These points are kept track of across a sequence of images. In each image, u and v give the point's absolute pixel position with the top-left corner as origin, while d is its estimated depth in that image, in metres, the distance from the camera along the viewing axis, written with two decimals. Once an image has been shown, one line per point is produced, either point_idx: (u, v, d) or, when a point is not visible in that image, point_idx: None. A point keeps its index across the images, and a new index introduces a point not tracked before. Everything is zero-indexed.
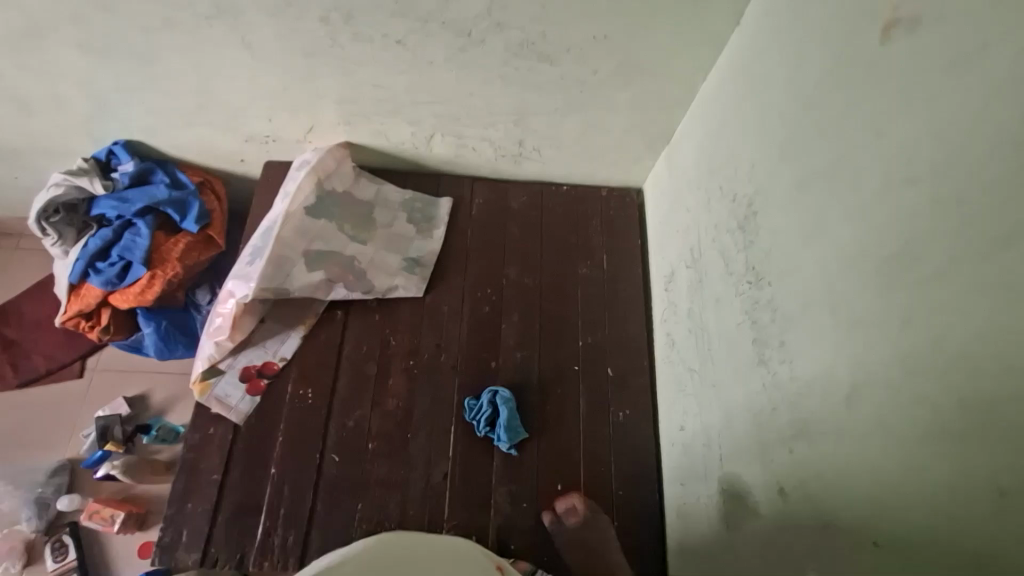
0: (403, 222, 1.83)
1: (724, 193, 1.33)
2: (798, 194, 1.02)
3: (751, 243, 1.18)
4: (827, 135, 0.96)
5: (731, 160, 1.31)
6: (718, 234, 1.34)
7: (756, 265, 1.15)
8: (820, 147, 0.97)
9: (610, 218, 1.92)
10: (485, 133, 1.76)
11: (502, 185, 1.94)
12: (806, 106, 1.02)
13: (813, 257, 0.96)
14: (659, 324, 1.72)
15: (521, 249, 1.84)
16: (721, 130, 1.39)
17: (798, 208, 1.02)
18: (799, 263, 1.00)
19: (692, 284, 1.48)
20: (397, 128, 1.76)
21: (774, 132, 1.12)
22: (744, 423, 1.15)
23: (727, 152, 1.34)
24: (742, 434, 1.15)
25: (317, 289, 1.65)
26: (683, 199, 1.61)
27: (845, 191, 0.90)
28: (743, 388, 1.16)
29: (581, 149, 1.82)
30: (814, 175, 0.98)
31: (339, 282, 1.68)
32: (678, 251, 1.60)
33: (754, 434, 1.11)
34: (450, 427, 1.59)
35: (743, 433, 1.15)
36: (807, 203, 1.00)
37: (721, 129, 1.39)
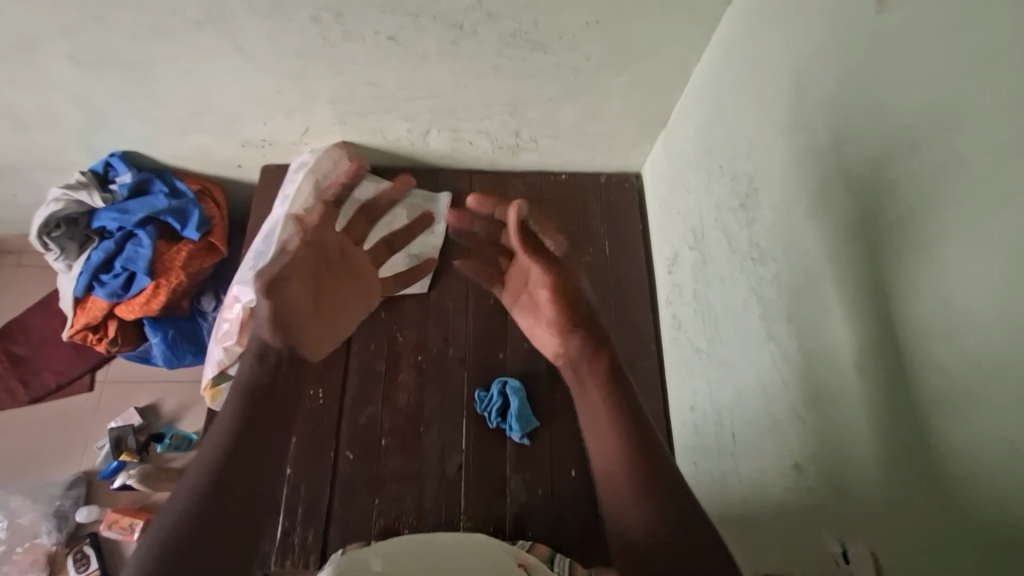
0: (403, 219, 1.83)
1: (723, 172, 1.33)
2: (798, 168, 1.03)
3: (755, 219, 1.17)
4: (826, 106, 0.95)
5: (729, 139, 1.31)
6: (720, 214, 1.34)
7: (760, 242, 1.15)
8: (818, 120, 0.97)
9: (611, 205, 1.92)
10: (481, 125, 1.75)
11: (500, 178, 1.94)
12: (803, 79, 1.02)
13: (814, 229, 0.96)
14: (665, 307, 1.72)
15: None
16: (718, 112, 1.39)
17: (800, 182, 1.02)
18: (804, 238, 1.00)
19: (696, 265, 1.49)
20: (393, 126, 1.76)
21: (774, 107, 1.12)
22: (755, 398, 1.15)
23: (725, 131, 1.33)
24: (754, 410, 1.16)
25: None
26: (684, 181, 1.60)
27: (848, 162, 0.90)
28: (752, 364, 1.17)
29: (578, 137, 1.82)
30: (816, 150, 0.98)
31: None
32: (681, 233, 1.60)
33: (766, 409, 1.11)
34: (462, 419, 1.59)
35: (755, 409, 1.15)
36: (808, 176, 1.00)
37: (718, 110, 1.39)
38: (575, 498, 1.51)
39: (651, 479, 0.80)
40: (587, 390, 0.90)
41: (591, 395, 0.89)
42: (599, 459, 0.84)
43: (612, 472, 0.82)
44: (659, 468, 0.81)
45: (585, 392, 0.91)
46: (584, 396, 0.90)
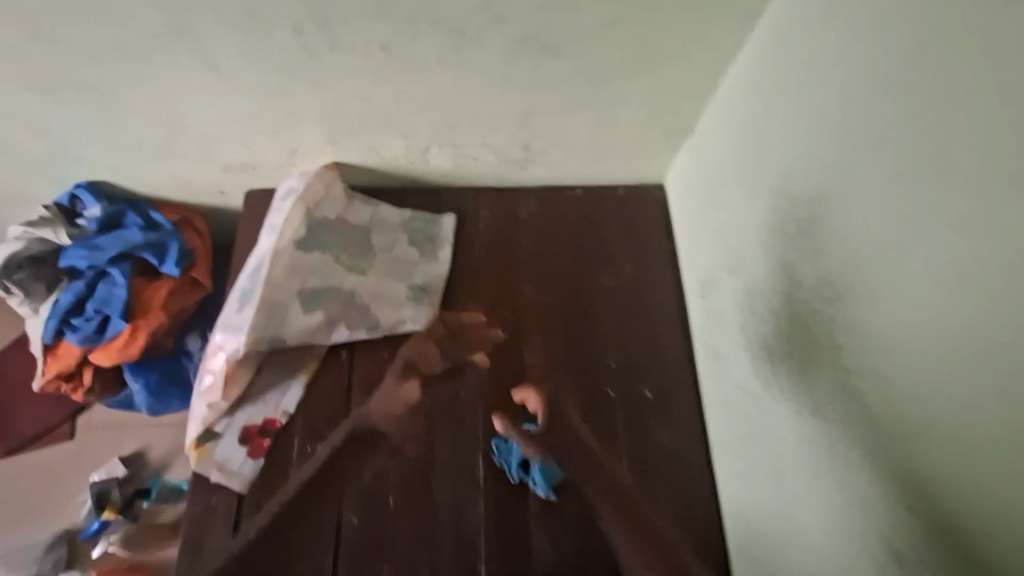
0: (404, 245, 1.66)
1: (777, 188, 1.15)
2: (895, 194, 0.86)
3: (826, 245, 1.00)
4: (938, 121, 0.79)
5: (784, 150, 1.14)
6: (772, 236, 1.17)
7: (832, 276, 0.98)
8: (933, 134, 0.80)
9: (633, 220, 1.75)
10: (487, 139, 1.58)
11: (509, 195, 1.76)
12: (904, 85, 0.85)
13: (933, 267, 0.80)
14: (699, 336, 1.54)
15: (538, 266, 1.66)
16: (766, 119, 1.22)
17: (901, 207, 0.85)
18: (908, 277, 0.84)
19: (738, 292, 1.32)
20: (390, 143, 1.58)
21: (857, 116, 0.95)
22: (829, 455, 0.98)
23: (777, 144, 1.17)
24: (828, 470, 0.99)
25: (316, 332, 1.45)
26: (719, 195, 1.43)
27: (978, 187, 0.73)
28: (822, 414, 0.99)
29: (593, 148, 1.64)
30: (926, 168, 0.81)
31: (341, 321, 1.49)
32: (718, 254, 1.43)
33: (848, 470, 0.94)
34: (478, 472, 1.42)
35: (830, 468, 0.98)
36: (914, 205, 0.83)
37: (765, 117, 1.22)
38: (609, 559, 1.35)
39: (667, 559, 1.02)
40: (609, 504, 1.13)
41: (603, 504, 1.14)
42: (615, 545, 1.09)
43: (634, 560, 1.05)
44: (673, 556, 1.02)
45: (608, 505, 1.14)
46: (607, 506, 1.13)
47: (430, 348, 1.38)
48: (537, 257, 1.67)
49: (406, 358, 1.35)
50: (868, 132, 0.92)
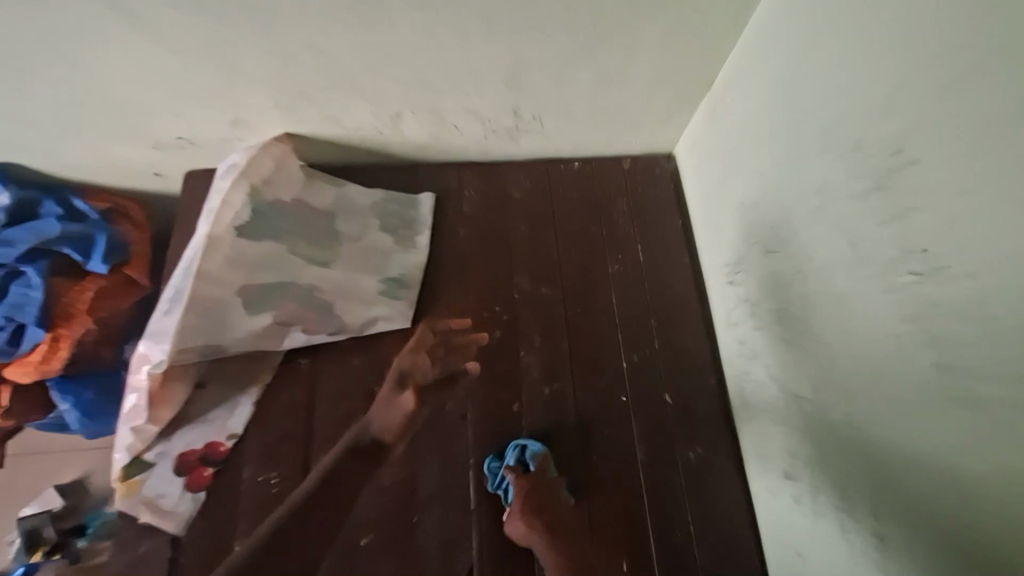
0: (375, 231, 1.41)
1: (829, 141, 0.90)
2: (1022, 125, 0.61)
3: (911, 208, 0.75)
4: None
5: (838, 90, 0.88)
6: (824, 202, 0.91)
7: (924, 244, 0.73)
8: None
9: (640, 197, 1.50)
10: (469, 103, 1.32)
11: (497, 171, 1.51)
12: None
13: None
14: (724, 330, 1.30)
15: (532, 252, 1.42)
16: (806, 57, 0.96)
17: None
18: None
19: (773, 275, 1.07)
20: (354, 110, 1.32)
21: (949, 30, 0.69)
22: (923, 483, 0.75)
23: (825, 83, 0.91)
24: (921, 501, 0.75)
25: (267, 337, 1.21)
26: (744, 160, 1.18)
27: None
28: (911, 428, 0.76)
29: (595, 113, 1.39)
30: None
31: (298, 323, 1.24)
32: (746, 232, 1.18)
33: (946, 502, 0.71)
34: (470, 500, 1.18)
35: (923, 498, 0.74)
36: None
37: (805, 54, 0.96)
38: None
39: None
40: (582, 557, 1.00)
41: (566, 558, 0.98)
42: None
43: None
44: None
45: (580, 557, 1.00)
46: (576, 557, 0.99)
47: (424, 359, 1.27)
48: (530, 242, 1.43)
49: (399, 369, 1.23)
50: (978, 45, 0.66)
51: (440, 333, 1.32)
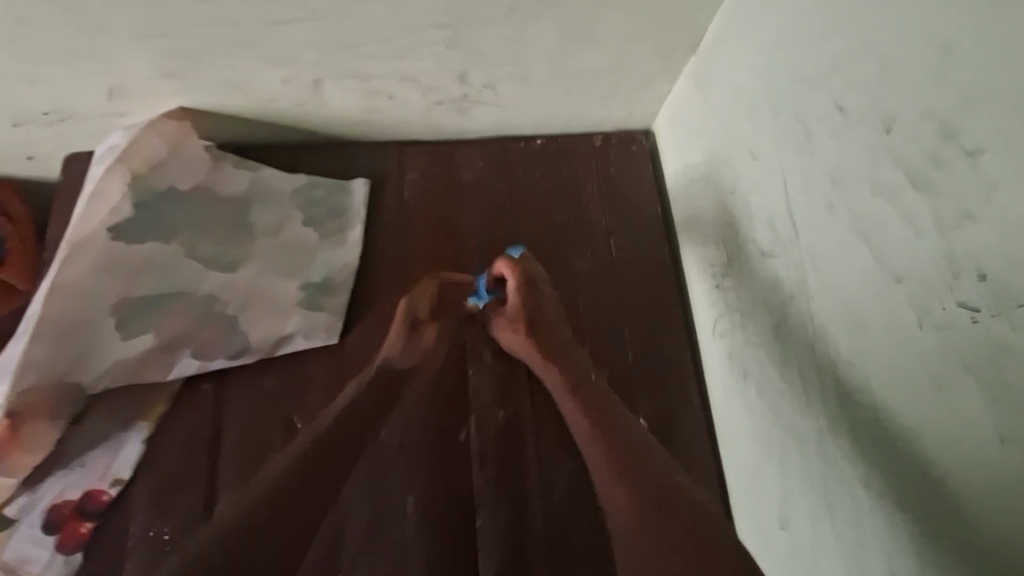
0: (297, 224, 1.16)
1: (848, 120, 0.69)
2: None
3: (965, 215, 0.54)
4: None
5: (863, 50, 0.66)
6: (839, 199, 0.71)
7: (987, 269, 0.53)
8: None
9: (614, 181, 1.28)
10: (401, 68, 1.07)
11: (444, 151, 1.28)
12: None
13: None
14: (709, 342, 1.11)
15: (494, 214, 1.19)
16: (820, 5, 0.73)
17: None
18: None
19: (771, 284, 0.87)
20: (258, 77, 1.06)
21: None
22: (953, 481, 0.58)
23: (845, 39, 0.69)
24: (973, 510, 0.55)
25: (147, 364, 0.99)
26: (737, 140, 0.95)
27: None
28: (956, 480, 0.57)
29: (560, 80, 1.14)
30: None
31: (187, 345, 1.02)
32: (737, 229, 0.97)
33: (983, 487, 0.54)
34: (409, 549, 0.99)
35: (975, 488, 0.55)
36: None
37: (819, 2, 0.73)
38: None
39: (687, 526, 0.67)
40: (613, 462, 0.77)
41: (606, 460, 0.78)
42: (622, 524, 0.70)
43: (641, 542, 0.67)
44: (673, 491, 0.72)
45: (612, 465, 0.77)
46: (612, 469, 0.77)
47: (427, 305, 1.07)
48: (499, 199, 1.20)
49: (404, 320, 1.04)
50: None
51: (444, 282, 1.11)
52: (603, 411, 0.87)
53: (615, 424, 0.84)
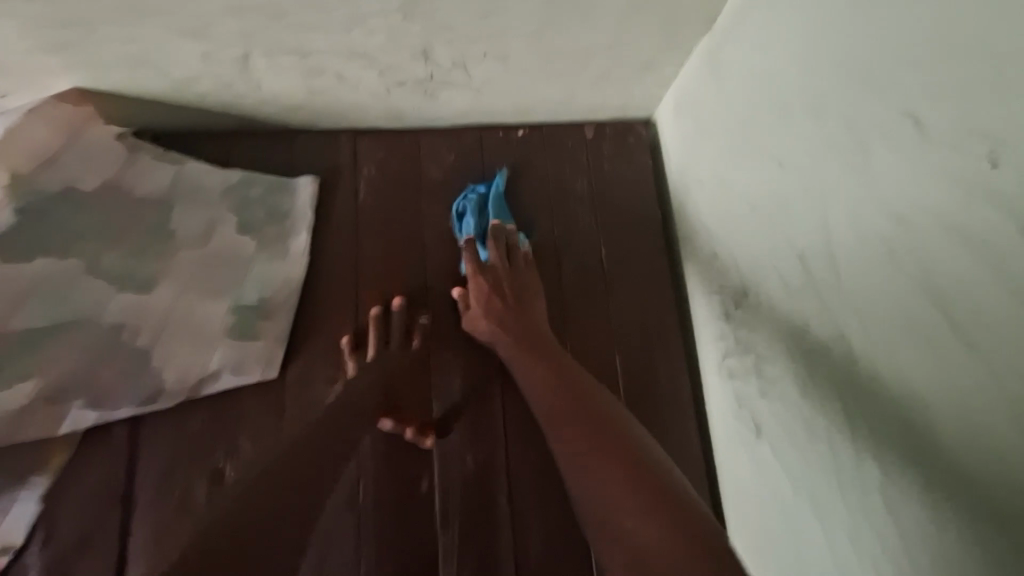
0: (230, 229, 0.97)
1: (935, 140, 0.51)
2: None
3: None
4: None
5: (963, 43, 0.48)
6: (909, 245, 0.54)
7: None
8: None
9: (607, 179, 1.10)
10: (350, 44, 0.86)
11: (408, 142, 1.08)
12: None
13: None
14: (713, 377, 0.96)
15: (467, 209, 1.02)
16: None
17: None
18: None
19: (799, 328, 0.71)
20: (169, 53, 0.84)
21: None
22: None
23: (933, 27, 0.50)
24: None
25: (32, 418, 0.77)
26: (762, 143, 0.77)
27: None
28: None
29: (547, 61, 0.94)
30: None
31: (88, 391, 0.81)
32: (757, 253, 0.79)
33: None
34: None
35: None
36: None
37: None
38: None
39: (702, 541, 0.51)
40: (593, 462, 0.61)
41: (585, 453, 0.62)
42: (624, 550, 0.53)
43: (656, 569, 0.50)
44: (678, 496, 0.56)
45: (592, 466, 0.60)
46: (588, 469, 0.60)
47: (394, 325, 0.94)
48: (467, 193, 1.04)
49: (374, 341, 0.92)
50: None
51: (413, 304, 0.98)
52: (566, 384, 0.74)
53: (588, 407, 0.68)
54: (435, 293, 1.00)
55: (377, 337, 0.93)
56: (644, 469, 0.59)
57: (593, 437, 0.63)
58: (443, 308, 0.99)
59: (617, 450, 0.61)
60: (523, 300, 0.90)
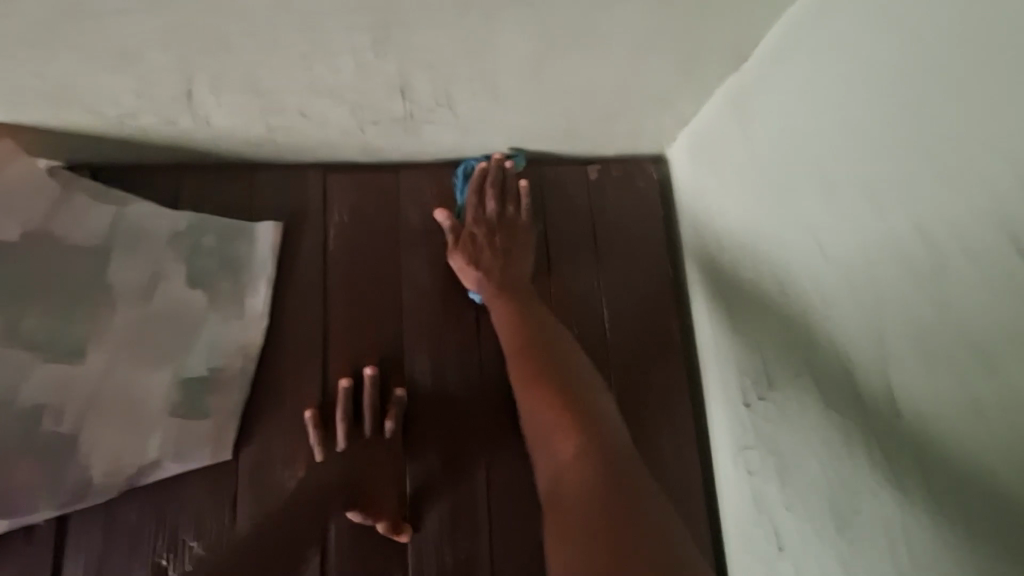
0: (179, 283, 0.85)
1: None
2: None
3: None
4: None
5: None
6: (997, 405, 0.43)
7: None
8: None
9: (612, 230, 0.97)
10: (312, 80, 0.73)
11: (387, 181, 0.95)
12: None
13: None
14: (728, 466, 0.85)
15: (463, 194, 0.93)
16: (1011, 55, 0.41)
17: None
18: None
19: (840, 453, 0.60)
20: (95, 87, 0.71)
21: None
22: None
23: None
24: None
25: None
26: (802, 222, 0.65)
27: None
28: None
29: (546, 99, 0.81)
30: None
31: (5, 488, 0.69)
32: (789, 350, 0.68)
33: None
34: None
35: None
36: None
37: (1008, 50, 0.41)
38: None
39: (618, 484, 0.53)
40: (535, 409, 0.63)
41: (529, 400, 0.65)
42: (547, 479, 0.57)
43: (568, 505, 0.52)
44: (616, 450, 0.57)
45: (534, 413, 0.63)
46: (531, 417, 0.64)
47: (366, 403, 0.83)
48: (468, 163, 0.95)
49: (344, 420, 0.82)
50: None
51: (386, 378, 0.87)
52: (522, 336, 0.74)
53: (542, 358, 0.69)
54: (414, 360, 0.88)
55: (345, 413, 0.82)
56: (580, 401, 0.62)
57: (538, 385, 0.65)
58: (423, 379, 0.88)
59: (553, 393, 0.63)
60: (512, 248, 0.87)
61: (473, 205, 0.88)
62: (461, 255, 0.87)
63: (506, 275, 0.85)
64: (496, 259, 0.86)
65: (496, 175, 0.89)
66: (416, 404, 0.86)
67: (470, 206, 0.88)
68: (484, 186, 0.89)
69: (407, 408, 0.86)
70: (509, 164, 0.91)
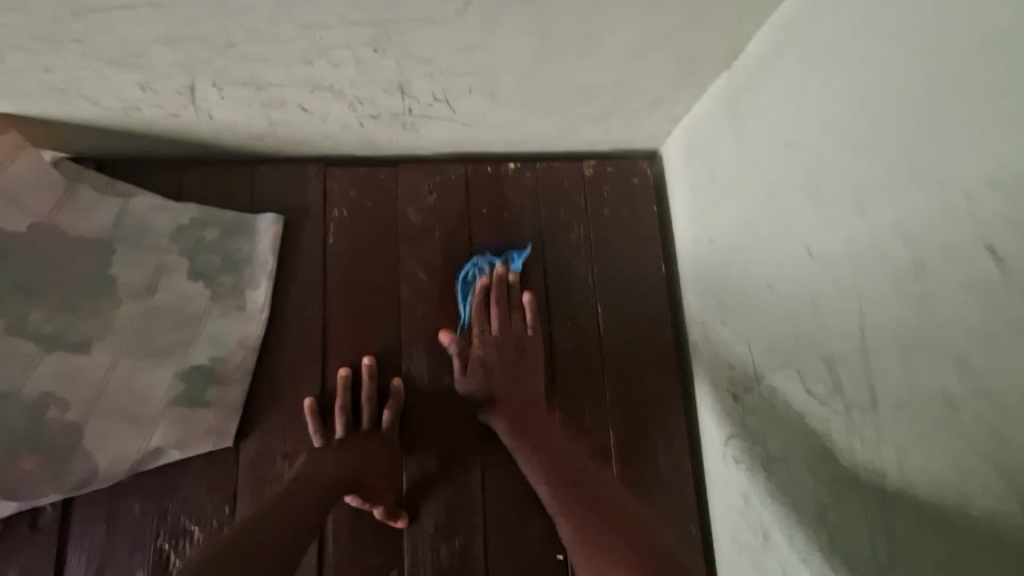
0: (182, 277, 0.86)
1: (1016, 281, 0.41)
2: None
3: None
4: None
5: None
6: (968, 396, 0.45)
7: None
8: None
9: (607, 227, 0.99)
10: (312, 76, 0.74)
11: (385, 176, 0.96)
12: None
13: None
14: (716, 457, 0.87)
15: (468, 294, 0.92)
16: (987, 61, 0.43)
17: None
18: None
19: (822, 443, 0.62)
20: (100, 81, 0.72)
21: None
22: None
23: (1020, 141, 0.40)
24: None
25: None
26: (790, 220, 0.67)
27: None
28: None
29: (542, 96, 0.83)
30: None
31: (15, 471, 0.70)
32: (774, 344, 0.70)
33: None
34: None
35: None
36: None
37: (984, 56, 0.43)
38: None
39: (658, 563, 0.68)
40: (587, 507, 0.73)
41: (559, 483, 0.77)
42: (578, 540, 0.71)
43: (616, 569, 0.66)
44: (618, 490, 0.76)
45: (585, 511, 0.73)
46: (585, 517, 0.72)
47: (366, 394, 0.85)
48: (475, 261, 0.93)
49: (344, 410, 0.84)
50: None
51: (385, 370, 0.89)
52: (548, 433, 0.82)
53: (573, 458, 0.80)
54: (412, 354, 0.90)
55: (344, 404, 0.84)
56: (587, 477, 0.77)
57: (563, 469, 0.78)
58: (420, 371, 0.90)
59: (574, 474, 0.77)
60: (527, 368, 0.85)
61: (479, 323, 0.86)
62: (472, 381, 0.84)
63: (516, 390, 0.83)
64: (509, 380, 0.83)
65: (499, 284, 0.89)
66: (414, 395, 0.89)
67: (476, 326, 0.86)
68: (489, 301, 0.88)
69: (405, 398, 0.88)
70: (513, 277, 0.91)
